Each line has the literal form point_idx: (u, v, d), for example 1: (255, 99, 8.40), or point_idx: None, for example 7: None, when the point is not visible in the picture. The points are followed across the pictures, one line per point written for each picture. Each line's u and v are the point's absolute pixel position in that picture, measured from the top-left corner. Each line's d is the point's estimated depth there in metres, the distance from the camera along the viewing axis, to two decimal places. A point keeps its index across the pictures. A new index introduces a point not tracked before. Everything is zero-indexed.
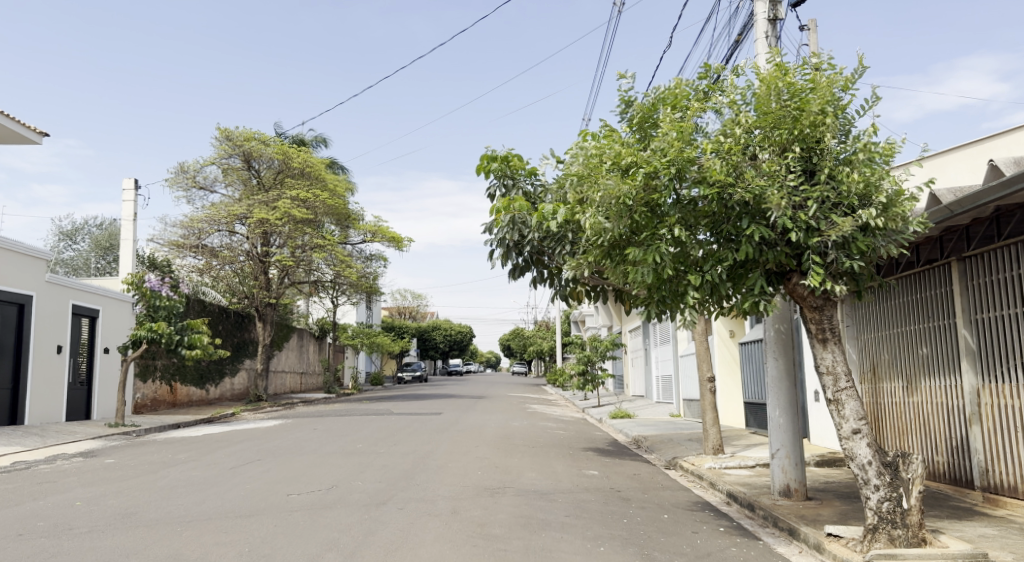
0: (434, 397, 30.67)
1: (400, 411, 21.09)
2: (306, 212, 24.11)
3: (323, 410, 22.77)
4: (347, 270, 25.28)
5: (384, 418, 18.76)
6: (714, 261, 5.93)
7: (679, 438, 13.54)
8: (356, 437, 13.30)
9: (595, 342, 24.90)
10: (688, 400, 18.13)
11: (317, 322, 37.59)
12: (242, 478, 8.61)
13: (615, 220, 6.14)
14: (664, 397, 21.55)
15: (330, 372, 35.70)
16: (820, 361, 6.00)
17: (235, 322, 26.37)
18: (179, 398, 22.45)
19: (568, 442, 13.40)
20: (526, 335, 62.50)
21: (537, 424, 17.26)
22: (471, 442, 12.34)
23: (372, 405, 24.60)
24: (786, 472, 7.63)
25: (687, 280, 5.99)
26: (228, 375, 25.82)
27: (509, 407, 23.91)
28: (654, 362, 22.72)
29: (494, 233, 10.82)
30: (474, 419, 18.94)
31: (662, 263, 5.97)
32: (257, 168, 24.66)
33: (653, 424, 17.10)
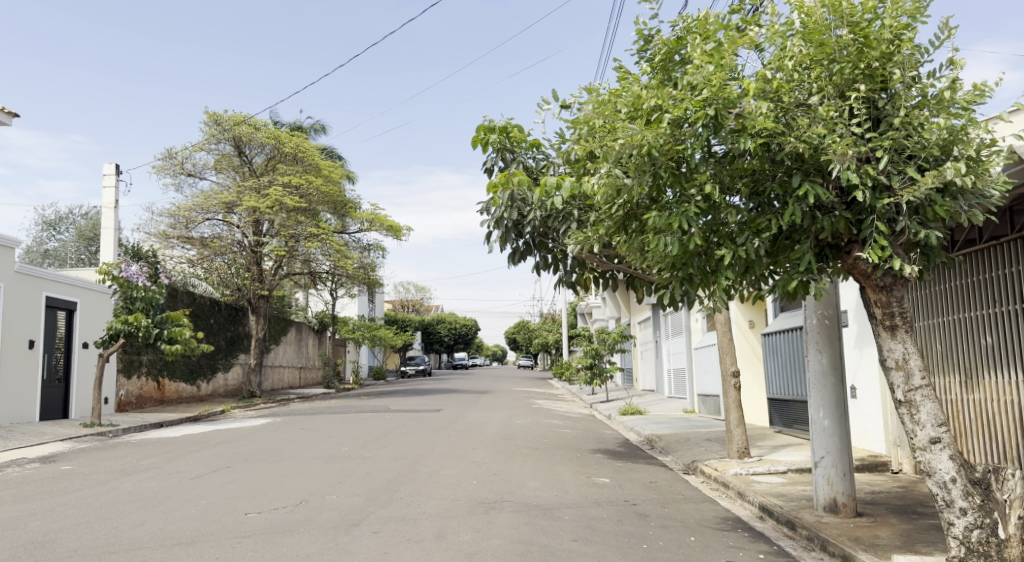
0: (436, 392, 29.63)
1: (398, 407, 20.05)
2: (298, 199, 22.96)
3: (319, 407, 21.75)
4: (344, 261, 24.11)
5: (380, 415, 17.70)
6: (753, 231, 4.74)
7: (697, 438, 12.42)
8: (345, 437, 12.23)
9: (603, 334, 23.78)
10: (703, 395, 17.01)
11: (316, 316, 36.61)
12: (201, 491, 7.52)
13: (636, 179, 4.96)
14: (676, 392, 20.43)
15: (330, 366, 34.75)
16: (887, 354, 4.87)
17: (227, 315, 25.48)
18: (168, 396, 21.44)
19: (575, 442, 12.30)
20: (532, 328, 61.43)
21: (542, 422, 16.18)
22: (470, 444, 11.24)
23: (370, 401, 23.58)
24: (833, 484, 6.52)
25: (721, 254, 4.82)
26: (220, 370, 24.86)
27: (513, 403, 22.85)
28: (666, 354, 21.59)
29: (490, 213, 9.58)
30: (475, 416, 17.86)
31: (691, 233, 4.79)
32: (249, 154, 23.54)
33: (666, 421, 15.99)
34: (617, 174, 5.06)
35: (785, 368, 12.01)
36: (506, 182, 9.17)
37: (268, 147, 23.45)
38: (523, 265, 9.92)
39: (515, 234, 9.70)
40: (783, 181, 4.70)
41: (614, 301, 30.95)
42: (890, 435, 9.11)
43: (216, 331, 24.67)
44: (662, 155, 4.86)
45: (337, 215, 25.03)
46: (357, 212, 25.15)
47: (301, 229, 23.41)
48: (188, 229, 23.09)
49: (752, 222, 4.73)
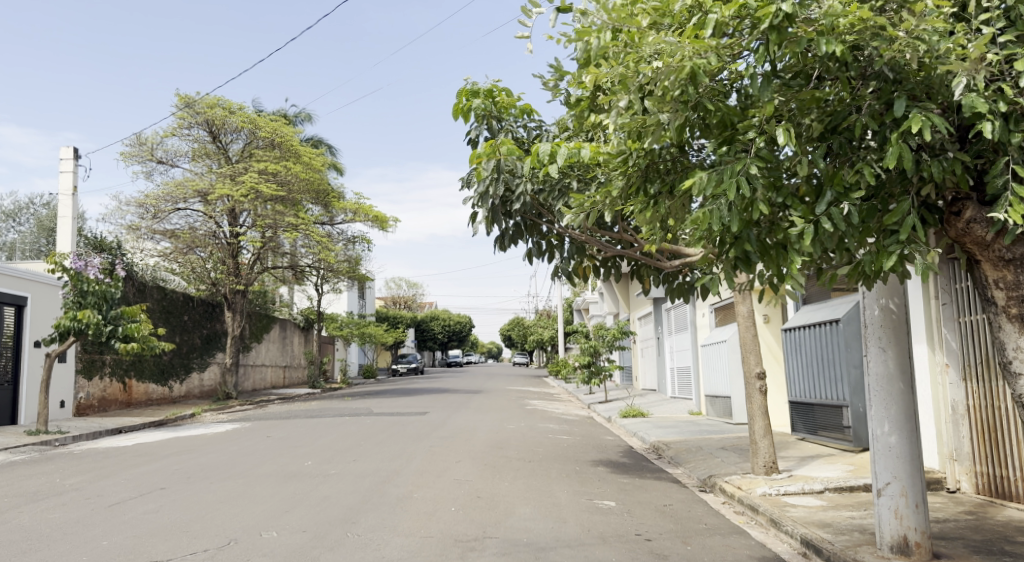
0: (426, 391, 28.26)
1: (382, 408, 18.68)
2: (275, 187, 21.48)
3: (299, 409, 20.36)
4: (326, 253, 22.61)
5: (360, 419, 16.31)
6: (837, 192, 3.30)
7: (710, 447, 11.06)
8: (314, 446, 10.82)
9: (602, 330, 22.44)
10: (712, 396, 15.64)
11: (302, 312, 35.26)
12: (114, 523, 6.11)
13: (670, 114, 3.64)
14: (680, 392, 19.10)
15: (316, 365, 33.36)
16: (1014, 354, 3.46)
17: (202, 312, 24.14)
18: (135, 397, 20.00)
19: (574, 452, 10.91)
20: (527, 325, 60.13)
21: (536, 427, 14.79)
22: (454, 455, 9.84)
23: (354, 402, 22.18)
24: (902, 518, 5.12)
25: (792, 225, 3.35)
26: (195, 370, 23.54)
27: (506, 404, 21.51)
28: (669, 352, 20.29)
29: (474, 190, 8.11)
30: (464, 419, 16.47)
31: (752, 194, 3.33)
32: (222, 139, 22.04)
33: (672, 425, 14.62)
34: (643, 107, 3.76)
35: (811, 367, 10.62)
36: (492, 153, 7.70)
37: (243, 131, 21.94)
38: (514, 249, 8.52)
39: (504, 213, 8.32)
40: (876, 114, 3.28)
41: (612, 296, 29.60)
42: (944, 447, 7.72)
43: (189, 328, 23.37)
44: (707, 77, 3.46)
45: (319, 205, 23.50)
46: (340, 201, 23.65)
47: (278, 219, 21.88)
48: (156, 219, 21.58)
49: (832, 178, 3.30)
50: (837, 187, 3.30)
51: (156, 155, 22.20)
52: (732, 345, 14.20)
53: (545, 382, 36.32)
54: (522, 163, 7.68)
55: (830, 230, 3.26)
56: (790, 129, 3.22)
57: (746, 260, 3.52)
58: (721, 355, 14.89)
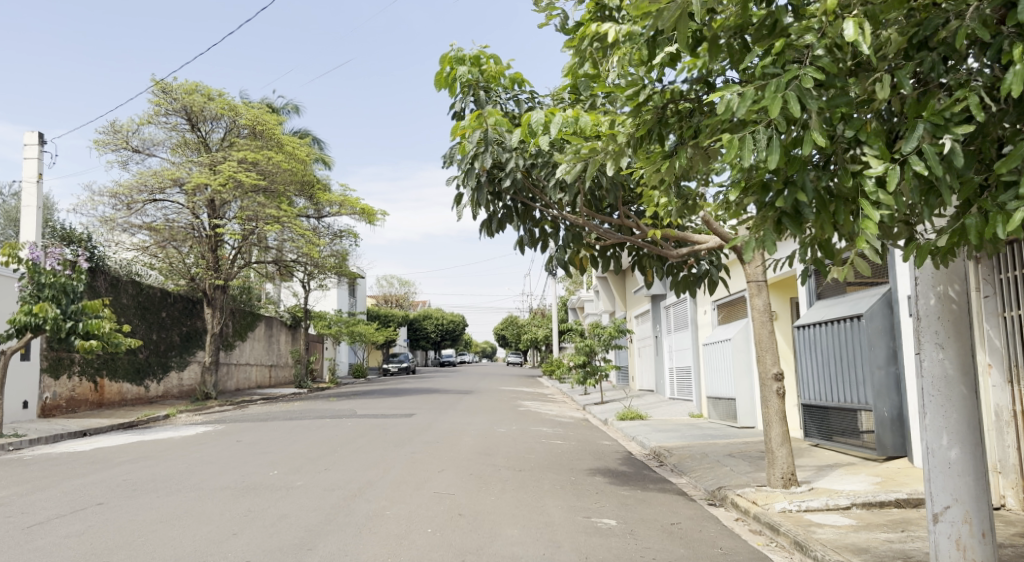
0: (415, 392, 27.31)
1: (367, 409, 17.77)
2: (255, 177, 20.52)
3: (280, 410, 19.40)
4: (310, 247, 21.66)
5: (342, 421, 15.37)
6: (930, 124, 2.60)
7: (716, 455, 10.17)
8: (286, 452, 9.89)
9: (598, 329, 21.57)
10: (714, 398, 14.78)
11: (289, 310, 34.27)
12: (27, 547, 5.19)
13: None
14: (680, 393, 18.22)
15: (303, 365, 32.42)
16: None
17: (181, 309, 23.20)
18: (108, 396, 18.99)
19: (569, 458, 10.01)
20: (521, 324, 59.22)
21: (529, 430, 13.89)
22: (436, 463, 8.93)
23: (338, 402, 21.24)
24: (966, 550, 4.25)
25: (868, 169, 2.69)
26: (173, 369, 22.60)
27: (497, 405, 20.61)
28: (668, 351, 19.42)
29: (457, 164, 7.20)
30: (452, 422, 15.56)
31: (813, 119, 2.64)
32: (201, 128, 21.11)
33: (673, 428, 13.74)
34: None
35: (827, 367, 9.74)
36: (478, 123, 6.79)
37: (223, 119, 21.01)
38: (505, 235, 7.63)
39: (492, 193, 7.43)
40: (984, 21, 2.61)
41: (608, 293, 28.75)
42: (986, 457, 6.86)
43: (167, 326, 22.42)
44: None
45: (304, 197, 22.57)
46: (325, 193, 22.72)
47: (260, 210, 20.93)
48: (130, 211, 20.55)
49: (925, 107, 2.62)
50: (933, 118, 2.63)
51: (131, 143, 21.22)
52: (738, 343, 13.35)
53: (539, 381, 35.40)
54: (512, 135, 6.75)
55: (920, 172, 2.58)
56: (867, 25, 2.57)
57: (797, 213, 2.84)
58: (725, 353, 14.04)
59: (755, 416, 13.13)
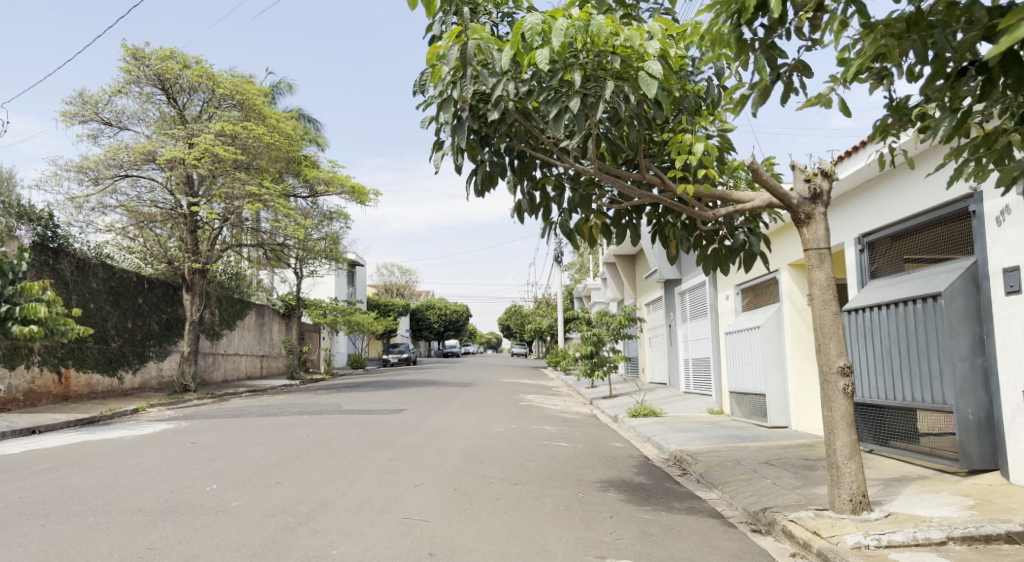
0: (411, 384, 25.79)
1: (353, 403, 16.22)
2: (235, 151, 18.87)
3: (261, 403, 17.88)
4: (295, 228, 20.06)
5: (321, 417, 13.80)
6: None
7: (750, 463, 8.53)
8: (239, 459, 8.31)
9: (606, 317, 19.94)
10: (738, 393, 13.15)
11: (282, 298, 32.74)
12: None
13: None
14: (696, 387, 16.64)
15: (295, 355, 30.92)
16: None
17: (160, 296, 21.73)
18: (75, 390, 17.49)
19: (575, 467, 8.40)
20: (525, 313, 57.61)
21: (529, 429, 12.28)
22: (414, 475, 7.33)
23: (325, 396, 19.69)
24: None
25: None
26: (152, 359, 21.16)
27: (497, 399, 19.06)
28: (682, 341, 17.85)
29: (431, 93, 5.51)
30: (444, 418, 13.95)
31: None
32: (178, 99, 19.39)
33: (692, 427, 12.11)
34: None
35: (886, 359, 8.11)
36: (457, 40, 5.02)
37: (201, 89, 19.27)
38: (497, 191, 5.93)
39: (477, 136, 5.78)
40: None
41: (616, 280, 27.08)
42: None
43: (145, 313, 20.93)
44: None
45: (290, 174, 20.94)
46: (312, 171, 21.08)
47: (241, 189, 19.33)
48: (96, 186, 18.85)
49: None
50: None
51: (102, 116, 19.44)
52: (767, 332, 11.72)
53: (543, 373, 33.85)
54: (499, 50, 4.99)
55: None
56: None
57: None
58: (750, 343, 12.41)
59: (787, 415, 11.51)
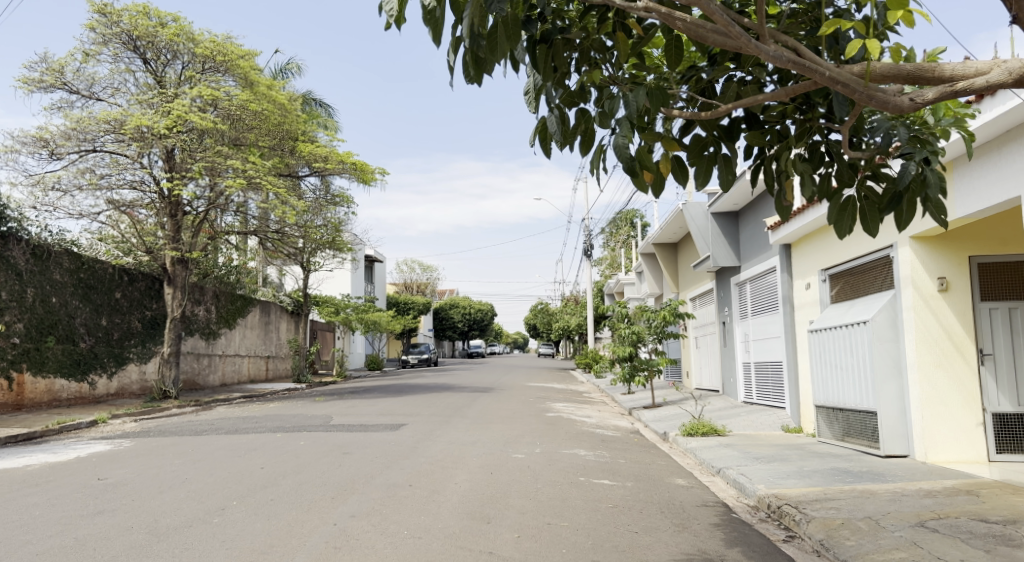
0: (426, 388, 23.07)
1: (347, 414, 13.61)
2: (213, 120, 16.24)
3: (246, 412, 15.37)
4: (288, 211, 17.49)
5: (302, 433, 11.20)
6: None
7: (895, 525, 5.64)
8: (134, 515, 5.67)
9: (648, 313, 16.99)
10: (830, 408, 10.30)
11: (290, 295, 30.27)
12: None
13: None
14: (761, 397, 13.72)
15: (302, 356, 27.91)
16: None
17: (143, 290, 19.42)
18: (32, 397, 15.10)
19: (630, 531, 5.59)
20: (552, 311, 54.57)
21: (560, 453, 9.48)
22: (375, 556, 4.60)
23: (322, 404, 17.05)
24: None
25: None
26: (132, 361, 18.81)
27: (521, 408, 16.28)
28: (743, 340, 14.96)
29: None
30: (454, 435, 11.24)
31: None
32: (155, 62, 16.96)
33: (775, 455, 9.22)
34: None
35: None
36: None
37: (178, 50, 16.79)
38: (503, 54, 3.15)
39: None
40: None
41: (655, 272, 24.10)
42: None
43: (124, 309, 18.59)
44: None
45: (283, 152, 18.41)
46: (307, 145, 18.39)
47: (222, 162, 16.69)
48: (53, 160, 16.27)
49: None
50: None
51: (70, 86, 16.95)
52: (877, 329, 8.78)
53: (573, 376, 31.02)
54: None
55: None
56: None
57: None
58: (849, 345, 9.47)
59: (907, 440, 8.61)
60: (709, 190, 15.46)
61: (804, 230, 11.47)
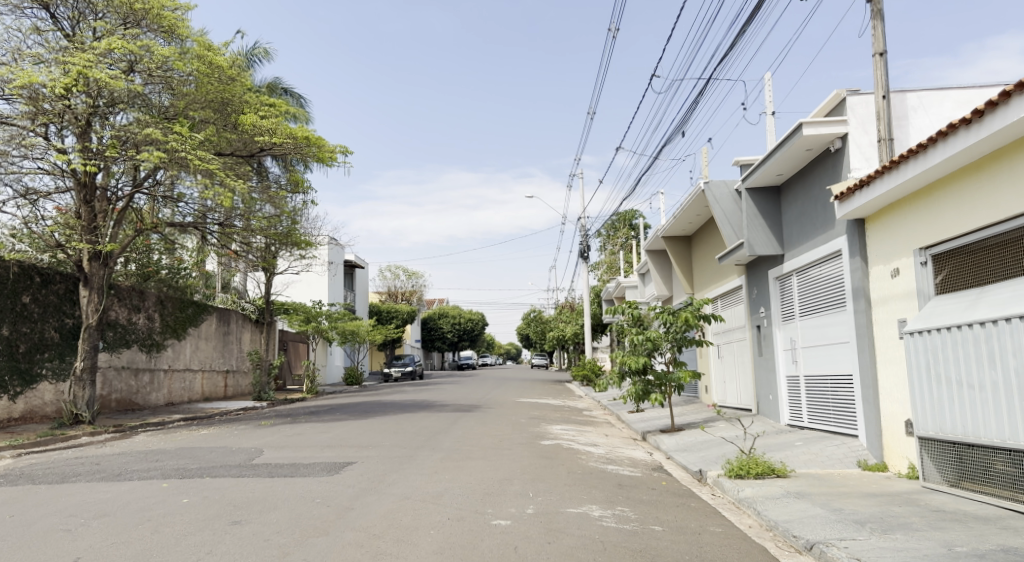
0: (404, 407, 19.90)
1: (285, 447, 10.50)
2: (124, 79, 13.08)
3: (166, 442, 12.24)
4: (228, 192, 14.31)
5: (206, 478, 8.09)
6: None
7: None
8: None
9: (667, 316, 13.95)
10: (944, 443, 7.29)
11: (255, 302, 27.10)
12: None
13: None
14: (819, 420, 10.74)
15: (264, 370, 24.75)
16: None
17: (58, 293, 16.20)
18: None
19: None
20: (546, 321, 51.45)
21: (565, 514, 6.40)
22: None
23: (267, 429, 13.86)
24: None
25: None
26: (43, 379, 15.57)
27: (511, 434, 13.17)
28: (788, 347, 11.99)
29: None
30: (414, 477, 8.12)
31: None
32: (62, 14, 13.90)
33: (887, 518, 6.18)
34: None
35: None
36: None
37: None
38: None
39: None
40: None
41: (665, 271, 21.10)
42: None
43: (33, 317, 15.39)
44: None
45: (222, 127, 15.28)
46: (251, 117, 15.03)
47: (138, 130, 13.47)
48: None
49: None
50: None
51: None
52: None
53: (569, 391, 27.92)
54: None
55: None
56: None
57: None
58: (986, 353, 6.47)
59: None
60: (740, 161, 12.50)
61: (890, 198, 8.51)
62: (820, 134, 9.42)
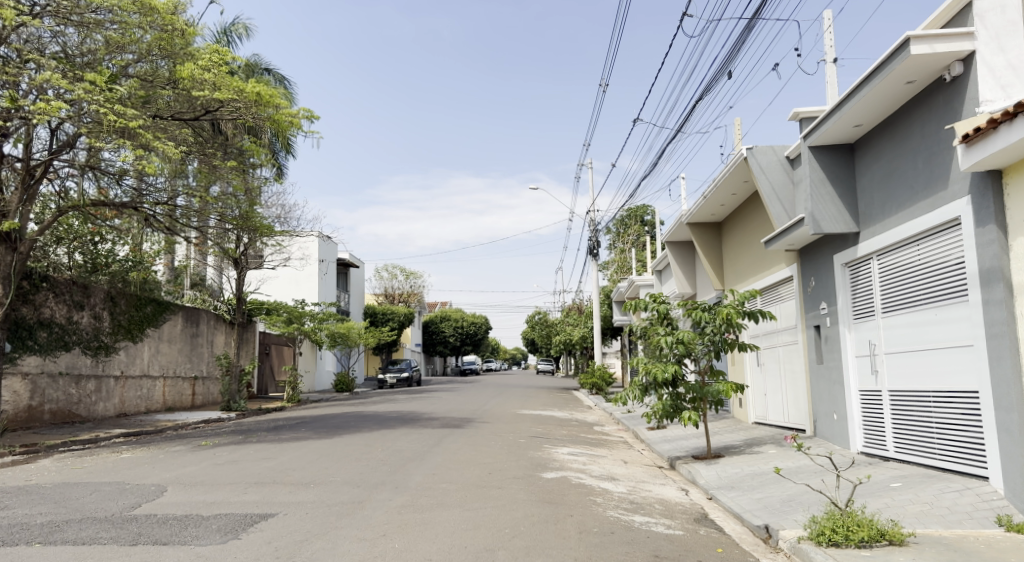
0: (387, 420, 17.21)
1: (198, 485, 7.79)
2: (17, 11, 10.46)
3: (61, 472, 9.55)
4: (158, 158, 11.71)
5: (32, 546, 5.36)
6: None
7: None
8: None
9: (700, 313, 11.24)
10: None
11: (230, 300, 24.57)
12: None
13: None
14: (918, 451, 7.98)
15: (234, 377, 22.15)
16: None
17: None
18: None
19: None
20: (551, 324, 48.72)
21: None
22: None
23: (204, 452, 11.18)
24: None
25: None
26: None
27: (505, 461, 10.43)
28: (863, 353, 9.23)
29: None
30: (344, 546, 5.35)
31: None
32: None
33: None
34: None
35: None
36: None
37: None
38: None
39: None
40: None
41: (686, 265, 18.37)
42: None
43: None
44: None
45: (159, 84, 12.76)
46: (190, 68, 12.43)
47: (41, 77, 10.85)
48: None
49: None
50: None
51: None
52: None
53: (577, 400, 25.17)
54: None
55: None
56: None
57: None
58: None
59: None
60: (799, 114, 9.75)
61: None
62: (934, 54, 6.66)
